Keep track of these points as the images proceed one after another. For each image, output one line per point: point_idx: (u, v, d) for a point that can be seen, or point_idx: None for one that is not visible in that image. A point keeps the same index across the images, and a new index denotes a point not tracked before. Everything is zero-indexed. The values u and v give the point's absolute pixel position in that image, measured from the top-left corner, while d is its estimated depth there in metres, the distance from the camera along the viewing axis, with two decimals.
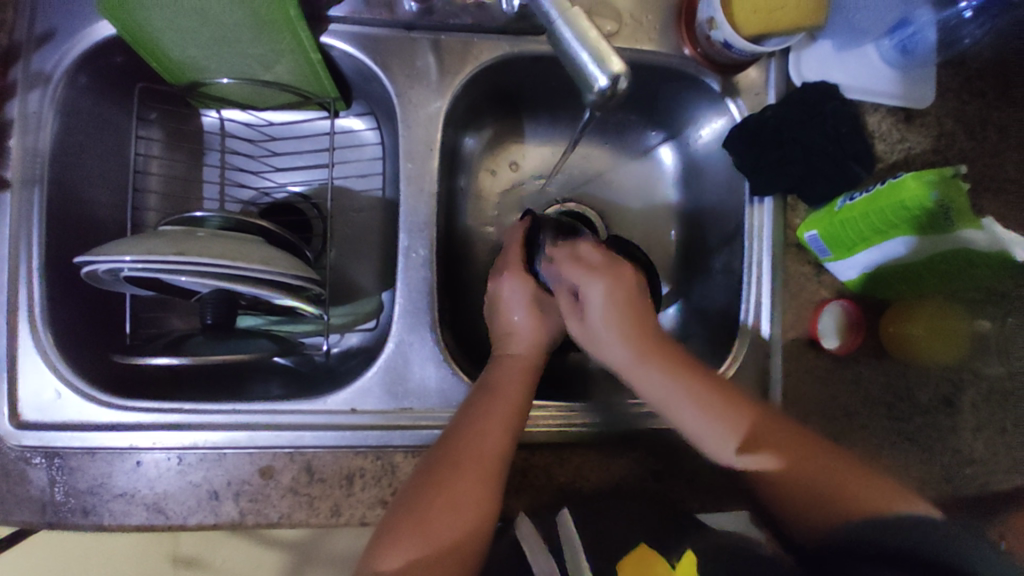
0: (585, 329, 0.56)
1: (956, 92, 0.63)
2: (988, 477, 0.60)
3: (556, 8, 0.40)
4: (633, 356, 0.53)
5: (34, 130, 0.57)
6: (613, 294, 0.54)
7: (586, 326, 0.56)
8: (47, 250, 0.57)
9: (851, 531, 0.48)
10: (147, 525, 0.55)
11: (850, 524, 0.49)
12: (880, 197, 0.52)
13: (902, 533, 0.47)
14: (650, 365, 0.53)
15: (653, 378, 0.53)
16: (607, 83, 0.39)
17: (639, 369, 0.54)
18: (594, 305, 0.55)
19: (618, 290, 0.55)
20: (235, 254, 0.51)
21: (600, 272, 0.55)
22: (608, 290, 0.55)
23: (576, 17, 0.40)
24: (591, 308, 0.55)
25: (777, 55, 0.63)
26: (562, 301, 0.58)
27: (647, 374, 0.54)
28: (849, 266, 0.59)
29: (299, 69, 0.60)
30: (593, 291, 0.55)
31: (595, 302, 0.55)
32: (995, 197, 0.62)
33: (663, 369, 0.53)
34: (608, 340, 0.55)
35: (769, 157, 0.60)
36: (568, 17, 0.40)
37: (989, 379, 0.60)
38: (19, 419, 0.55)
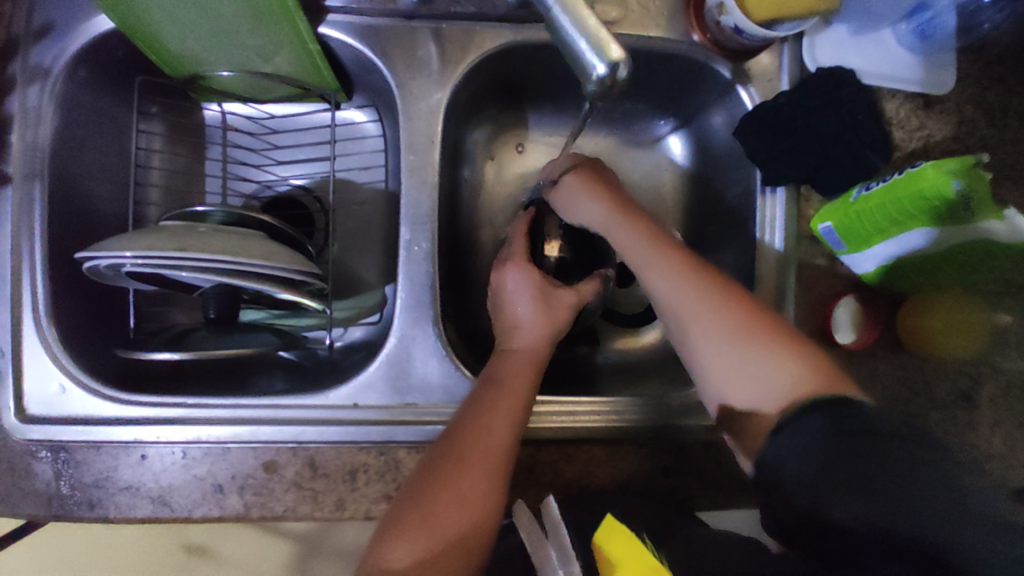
0: (563, 198, 0.63)
1: (976, 78, 0.60)
2: (1006, 475, 0.58)
3: None
4: (613, 216, 0.60)
5: (35, 125, 0.56)
6: (581, 177, 0.62)
7: (567, 201, 0.62)
8: (50, 245, 0.57)
9: (854, 518, 0.45)
10: (153, 518, 0.55)
11: (852, 509, 0.45)
12: (897, 187, 0.50)
13: (910, 521, 0.43)
14: (632, 226, 0.59)
15: (635, 243, 0.59)
16: (606, 71, 0.37)
17: (619, 225, 0.59)
18: (571, 180, 0.62)
19: (584, 170, 0.63)
20: (234, 249, 0.51)
21: (578, 164, 0.63)
22: (579, 173, 0.62)
23: (574, 4, 0.38)
24: (566, 179, 0.63)
25: (790, 40, 0.61)
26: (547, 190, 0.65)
27: (632, 241, 0.59)
28: (865, 259, 0.57)
29: (299, 61, 0.59)
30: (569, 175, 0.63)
31: (575, 178, 0.62)
32: (1016, 186, 0.59)
33: (670, 264, 0.57)
34: (580, 193, 0.61)
35: (782, 146, 0.58)
36: (565, 3, 0.38)
37: (1007, 373, 0.58)
38: (24, 412, 0.55)
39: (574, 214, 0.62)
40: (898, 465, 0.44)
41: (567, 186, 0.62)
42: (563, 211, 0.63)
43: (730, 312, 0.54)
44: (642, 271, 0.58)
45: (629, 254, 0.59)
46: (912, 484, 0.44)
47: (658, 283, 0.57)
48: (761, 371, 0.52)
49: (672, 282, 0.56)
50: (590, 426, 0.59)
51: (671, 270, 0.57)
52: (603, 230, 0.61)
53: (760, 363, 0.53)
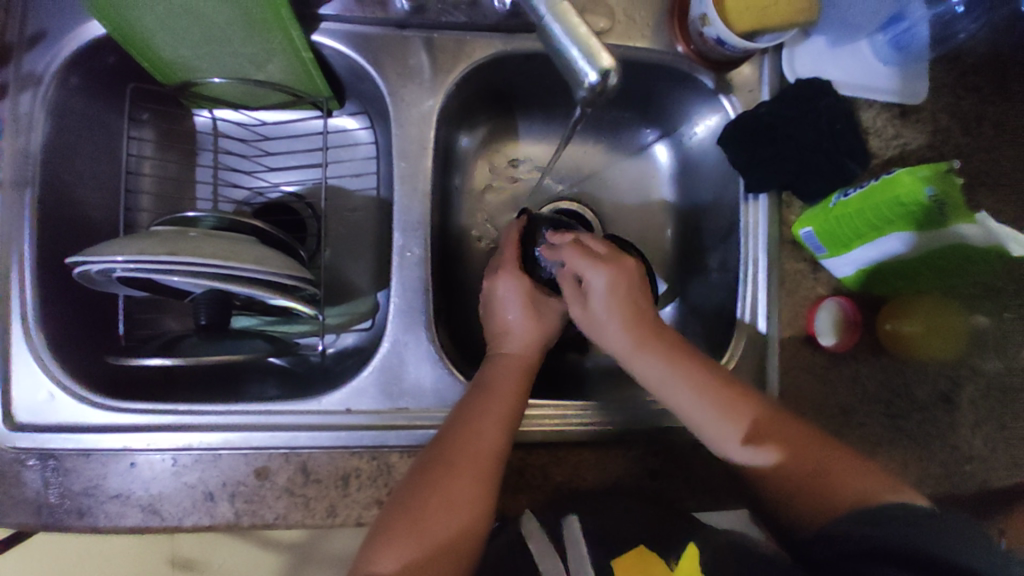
0: (586, 320, 0.57)
1: (950, 88, 0.63)
2: (986, 472, 0.60)
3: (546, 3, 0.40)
4: (632, 344, 0.55)
5: (26, 132, 0.56)
6: (615, 285, 0.56)
7: (587, 313, 0.57)
8: (40, 252, 0.56)
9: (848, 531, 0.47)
10: (143, 527, 0.55)
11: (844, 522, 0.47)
12: (875, 193, 0.52)
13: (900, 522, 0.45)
14: (652, 351, 0.55)
15: (654, 368, 0.55)
16: (597, 78, 0.39)
17: (641, 351, 0.55)
18: (597, 293, 0.56)
19: (621, 282, 0.56)
20: (226, 253, 0.51)
21: (605, 264, 0.56)
22: (612, 279, 0.56)
23: (564, 12, 0.40)
24: (595, 293, 0.56)
25: (771, 52, 0.63)
26: (564, 290, 0.59)
27: (628, 346, 0.55)
28: (844, 263, 0.58)
29: (291, 69, 0.60)
30: (597, 280, 0.56)
31: (600, 287, 0.56)
32: (991, 192, 0.62)
33: (688, 382, 0.54)
34: (603, 319, 0.56)
35: (762, 155, 0.60)
36: (557, 12, 0.40)
37: (985, 375, 0.60)
38: (12, 421, 0.55)
39: (602, 342, 0.57)
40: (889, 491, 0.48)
41: (597, 284, 0.56)
42: (583, 325, 0.58)
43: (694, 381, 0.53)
44: (664, 394, 0.54)
45: (647, 377, 0.55)
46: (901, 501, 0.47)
47: (674, 398, 0.54)
48: (714, 425, 0.53)
49: (667, 374, 0.54)
50: (580, 429, 0.60)
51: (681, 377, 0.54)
52: (625, 361, 0.56)
53: (723, 426, 0.52)
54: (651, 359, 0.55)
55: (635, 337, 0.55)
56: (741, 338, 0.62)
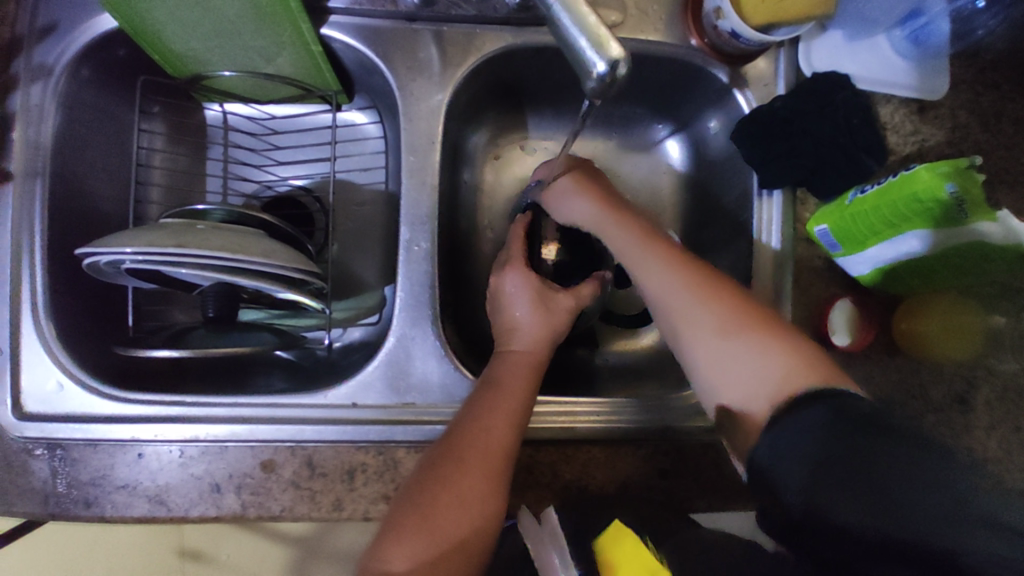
0: (554, 199, 0.65)
1: (970, 84, 0.61)
2: (1004, 477, 0.58)
3: None
4: (602, 214, 0.63)
5: (37, 123, 0.57)
6: (579, 163, 0.67)
7: (552, 197, 0.66)
8: (51, 242, 0.57)
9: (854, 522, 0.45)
10: (149, 517, 0.55)
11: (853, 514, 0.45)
12: (892, 190, 0.51)
13: (912, 522, 0.43)
14: (617, 219, 0.62)
15: (624, 238, 0.62)
16: (606, 69, 0.38)
17: (606, 220, 0.63)
18: (560, 168, 0.66)
19: (584, 163, 0.67)
20: (234, 246, 0.51)
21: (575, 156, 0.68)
22: (575, 158, 0.67)
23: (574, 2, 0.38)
24: (562, 173, 0.66)
25: (786, 45, 0.62)
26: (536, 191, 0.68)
27: (605, 221, 0.63)
28: (859, 261, 0.57)
29: (301, 62, 0.60)
30: (563, 163, 0.67)
31: (562, 166, 0.66)
32: (1011, 190, 0.60)
33: (657, 253, 0.60)
34: (571, 198, 0.64)
35: (778, 149, 0.58)
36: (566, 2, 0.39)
37: (1002, 377, 0.59)
38: (22, 410, 0.55)
39: (570, 219, 0.65)
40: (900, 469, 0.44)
41: (559, 182, 0.65)
42: (555, 213, 0.66)
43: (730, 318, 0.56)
44: (641, 272, 0.60)
45: (620, 248, 0.62)
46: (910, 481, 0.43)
47: (647, 272, 0.60)
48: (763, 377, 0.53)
49: (689, 300, 0.57)
50: (588, 427, 0.59)
51: (661, 267, 0.59)
52: (596, 230, 0.63)
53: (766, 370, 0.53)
54: (689, 294, 0.57)
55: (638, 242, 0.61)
56: None
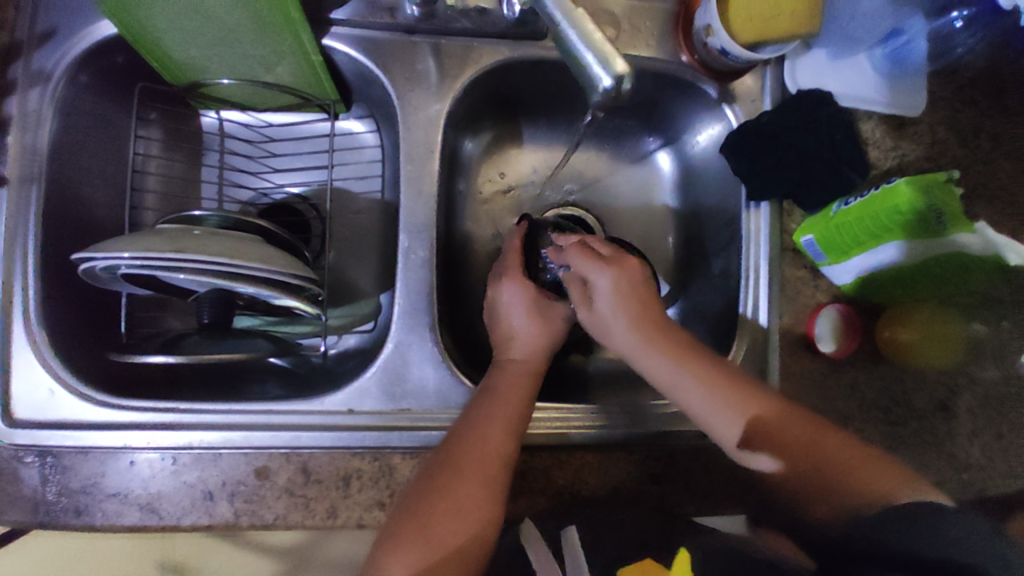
0: (596, 321, 0.57)
1: (947, 102, 0.64)
2: (984, 481, 0.60)
3: (561, 9, 0.41)
4: (640, 342, 0.55)
5: (34, 128, 0.56)
6: (621, 285, 0.56)
7: (595, 316, 0.57)
8: (45, 247, 0.56)
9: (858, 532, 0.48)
10: (140, 526, 0.54)
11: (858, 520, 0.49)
12: (874, 202, 0.53)
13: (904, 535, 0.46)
14: (660, 349, 0.55)
15: (663, 367, 0.55)
16: (611, 83, 0.40)
17: (648, 349, 0.55)
18: (602, 294, 0.56)
19: (625, 279, 0.56)
20: (233, 251, 0.51)
21: (609, 264, 0.56)
22: (616, 280, 0.56)
23: (581, 19, 0.40)
24: (601, 293, 0.56)
25: (772, 63, 0.64)
26: (573, 297, 0.59)
27: (654, 363, 0.55)
28: (843, 270, 0.59)
29: (300, 71, 0.60)
30: (601, 279, 0.56)
31: (602, 288, 0.56)
32: (988, 203, 0.63)
33: (699, 381, 0.53)
34: (610, 318, 0.56)
35: (766, 163, 0.60)
36: (573, 19, 0.41)
37: (982, 384, 0.61)
38: (12, 417, 0.54)
39: (609, 341, 0.58)
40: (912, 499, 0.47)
41: (603, 293, 0.56)
42: (591, 325, 0.58)
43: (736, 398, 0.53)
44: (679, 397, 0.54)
45: (653, 372, 0.55)
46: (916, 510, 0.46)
47: (689, 400, 0.54)
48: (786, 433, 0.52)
49: (723, 414, 0.53)
50: (581, 433, 0.60)
51: (701, 387, 0.53)
52: (634, 358, 0.56)
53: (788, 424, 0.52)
54: (726, 411, 0.53)
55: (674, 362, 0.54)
56: (743, 344, 0.62)
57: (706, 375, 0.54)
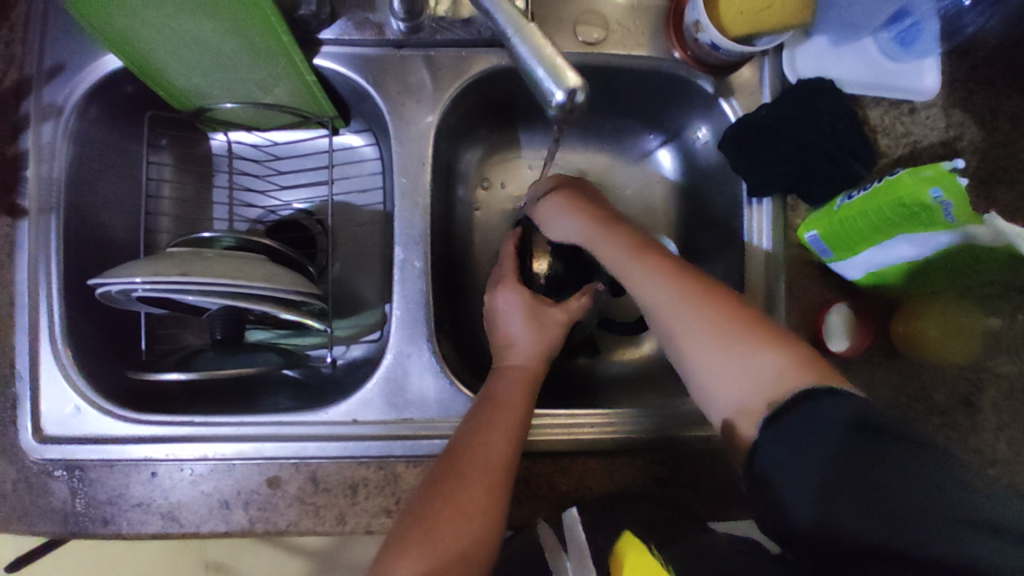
0: (547, 219, 0.68)
1: (962, 82, 0.61)
2: (1014, 479, 0.57)
3: (512, 25, 0.42)
4: (592, 233, 0.64)
5: (49, 160, 0.60)
6: (570, 198, 0.67)
7: (548, 218, 0.68)
8: (65, 273, 0.60)
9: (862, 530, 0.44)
10: (163, 534, 0.57)
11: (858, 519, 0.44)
12: (878, 195, 0.51)
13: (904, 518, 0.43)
14: (609, 235, 0.63)
15: (612, 254, 0.63)
16: (564, 97, 0.40)
17: (601, 241, 0.63)
18: (554, 197, 0.68)
19: (577, 196, 0.67)
20: (235, 272, 0.54)
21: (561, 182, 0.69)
22: (566, 189, 0.68)
23: (532, 35, 0.41)
24: (551, 198, 0.68)
25: (770, 54, 0.62)
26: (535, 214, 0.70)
27: (619, 258, 0.61)
28: (853, 266, 0.57)
29: (297, 92, 0.62)
30: (553, 190, 0.69)
31: (555, 193, 0.68)
32: (1011, 188, 0.59)
33: (648, 266, 0.59)
34: (564, 215, 0.66)
35: (764, 158, 0.59)
36: (524, 35, 0.42)
37: (1006, 376, 0.58)
38: (43, 433, 0.58)
39: (565, 237, 0.67)
40: (896, 482, 0.44)
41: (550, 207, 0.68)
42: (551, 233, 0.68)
43: (685, 290, 0.57)
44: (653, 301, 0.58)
45: (618, 267, 0.62)
46: (906, 484, 0.44)
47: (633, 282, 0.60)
48: (760, 378, 0.52)
49: (660, 288, 0.58)
50: (588, 439, 0.60)
51: (640, 268, 0.60)
52: (595, 252, 0.64)
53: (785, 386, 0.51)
54: (668, 290, 0.58)
55: (627, 255, 0.61)
56: None
57: (648, 262, 0.60)
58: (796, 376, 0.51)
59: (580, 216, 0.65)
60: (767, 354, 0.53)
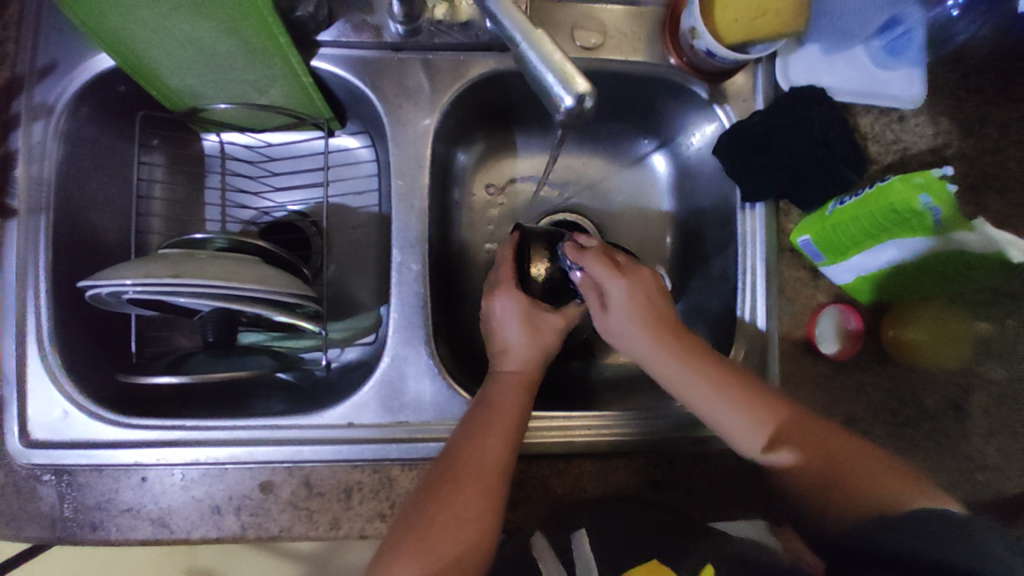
0: (607, 322, 0.59)
1: (951, 91, 0.62)
2: (1002, 482, 0.58)
3: (522, 33, 0.43)
4: (652, 347, 0.56)
5: (39, 159, 0.59)
6: (633, 295, 0.57)
7: (609, 322, 0.58)
8: (54, 274, 0.59)
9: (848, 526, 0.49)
10: (153, 540, 0.56)
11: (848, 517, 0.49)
12: (869, 200, 0.52)
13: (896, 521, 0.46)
14: (674, 352, 0.56)
15: (675, 369, 0.55)
16: (572, 102, 0.41)
17: (662, 357, 0.56)
18: (614, 301, 0.57)
19: (638, 291, 0.58)
20: (228, 274, 0.53)
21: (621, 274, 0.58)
22: (629, 289, 0.57)
23: (541, 40, 0.42)
24: (613, 303, 0.58)
25: (763, 61, 0.63)
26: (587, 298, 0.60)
27: (676, 372, 0.55)
28: (844, 270, 0.58)
29: (293, 93, 0.62)
30: (616, 291, 0.57)
31: (619, 300, 0.57)
32: (999, 195, 0.60)
33: (712, 385, 0.54)
34: (625, 326, 0.57)
35: (758, 164, 0.60)
36: (534, 42, 0.42)
37: (998, 383, 0.58)
38: (29, 437, 0.57)
39: (625, 348, 0.59)
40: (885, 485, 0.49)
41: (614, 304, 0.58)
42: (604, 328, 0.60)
43: (707, 369, 0.55)
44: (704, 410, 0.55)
45: (671, 379, 0.56)
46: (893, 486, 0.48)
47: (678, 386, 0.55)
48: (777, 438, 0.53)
49: (717, 403, 0.54)
50: (583, 441, 0.60)
51: (703, 384, 0.54)
52: (648, 364, 0.57)
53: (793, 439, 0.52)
54: (713, 389, 0.54)
55: (682, 361, 0.55)
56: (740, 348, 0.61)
57: (705, 370, 0.55)
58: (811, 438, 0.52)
59: (646, 333, 0.57)
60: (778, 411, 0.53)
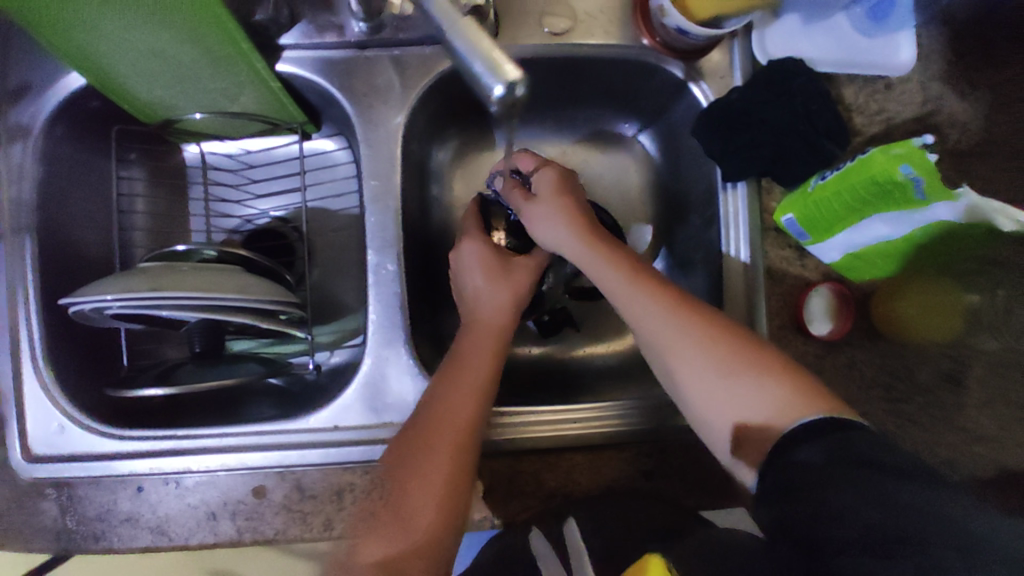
0: (530, 215, 0.61)
1: (937, 55, 0.60)
2: (997, 456, 0.57)
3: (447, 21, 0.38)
4: (577, 237, 0.58)
5: (20, 182, 0.60)
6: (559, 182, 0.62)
7: (534, 208, 0.61)
8: (42, 294, 0.60)
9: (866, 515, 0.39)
10: (153, 547, 0.58)
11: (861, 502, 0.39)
12: (851, 174, 0.50)
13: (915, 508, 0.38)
14: (596, 242, 0.58)
15: (602, 264, 0.57)
16: (503, 91, 0.36)
17: (585, 248, 0.58)
18: (541, 186, 0.62)
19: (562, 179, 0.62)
20: (207, 285, 0.53)
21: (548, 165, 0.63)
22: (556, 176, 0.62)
23: (467, 28, 0.38)
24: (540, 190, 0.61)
25: (739, 35, 0.61)
26: (513, 196, 0.63)
27: (609, 273, 0.56)
28: (831, 247, 0.56)
29: (263, 99, 0.62)
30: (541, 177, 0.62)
31: (545, 183, 0.62)
32: (990, 161, 0.58)
33: (638, 280, 0.54)
34: (549, 212, 0.60)
35: (737, 142, 0.58)
36: (458, 30, 0.38)
37: (991, 353, 0.57)
38: (29, 453, 0.58)
39: (545, 236, 0.60)
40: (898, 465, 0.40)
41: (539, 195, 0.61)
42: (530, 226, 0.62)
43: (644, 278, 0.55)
44: (625, 303, 0.54)
45: (603, 278, 0.57)
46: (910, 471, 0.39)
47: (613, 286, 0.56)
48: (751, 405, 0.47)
49: (642, 298, 0.54)
50: (576, 435, 0.58)
51: (626, 272, 0.55)
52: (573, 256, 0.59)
53: (754, 400, 0.47)
54: (645, 293, 0.53)
55: (605, 253, 0.57)
56: None
57: (626, 261, 0.56)
58: (792, 398, 0.46)
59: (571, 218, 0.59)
60: (765, 380, 0.48)
